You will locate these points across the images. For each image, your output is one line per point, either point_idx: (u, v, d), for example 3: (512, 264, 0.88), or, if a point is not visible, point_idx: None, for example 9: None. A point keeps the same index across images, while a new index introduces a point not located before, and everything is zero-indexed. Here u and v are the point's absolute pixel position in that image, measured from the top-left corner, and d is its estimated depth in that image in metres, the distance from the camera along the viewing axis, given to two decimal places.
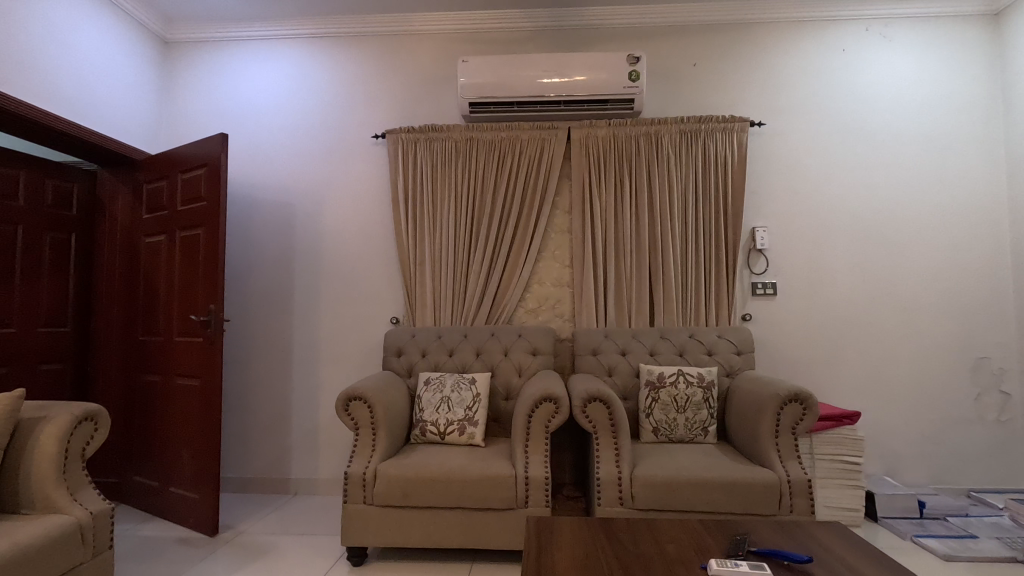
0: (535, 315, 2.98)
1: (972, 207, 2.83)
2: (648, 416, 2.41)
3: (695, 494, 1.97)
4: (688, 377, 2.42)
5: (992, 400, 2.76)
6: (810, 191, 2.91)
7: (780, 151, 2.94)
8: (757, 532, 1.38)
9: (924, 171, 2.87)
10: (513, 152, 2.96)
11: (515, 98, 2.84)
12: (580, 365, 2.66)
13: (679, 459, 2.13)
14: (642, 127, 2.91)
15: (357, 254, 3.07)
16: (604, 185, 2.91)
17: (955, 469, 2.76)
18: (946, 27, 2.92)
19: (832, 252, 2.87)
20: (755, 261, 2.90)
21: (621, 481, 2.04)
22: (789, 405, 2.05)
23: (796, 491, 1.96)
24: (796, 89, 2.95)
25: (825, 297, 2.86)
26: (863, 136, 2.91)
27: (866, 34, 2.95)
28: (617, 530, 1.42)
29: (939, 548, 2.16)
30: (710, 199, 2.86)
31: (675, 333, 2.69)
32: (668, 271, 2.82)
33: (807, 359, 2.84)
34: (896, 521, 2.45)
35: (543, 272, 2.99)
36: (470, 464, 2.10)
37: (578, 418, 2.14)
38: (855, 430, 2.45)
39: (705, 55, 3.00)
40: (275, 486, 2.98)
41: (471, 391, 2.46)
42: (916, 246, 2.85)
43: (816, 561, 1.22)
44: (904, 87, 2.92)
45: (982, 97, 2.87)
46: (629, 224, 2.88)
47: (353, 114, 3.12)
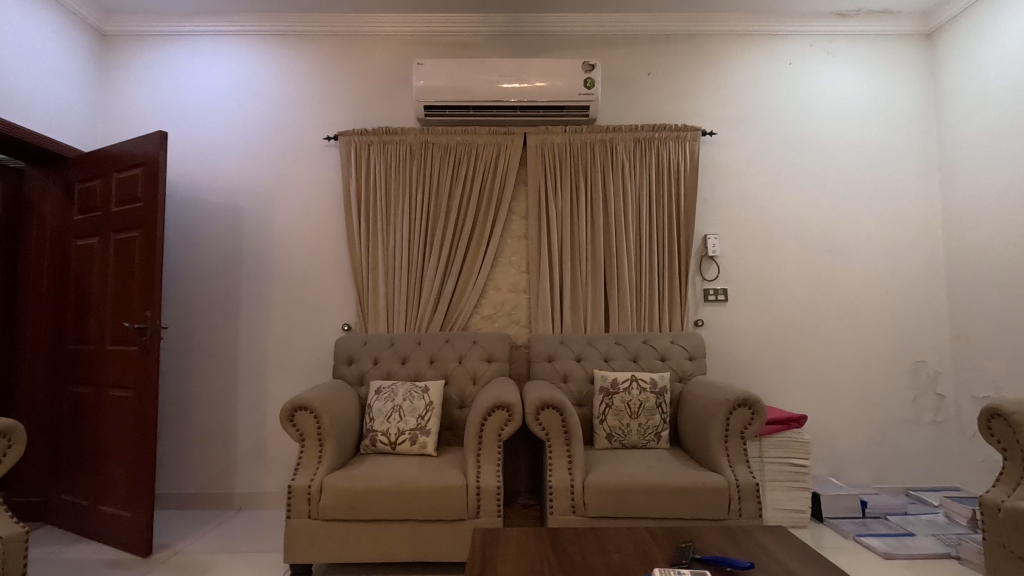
0: (490, 322, 2.94)
1: (910, 216, 2.96)
2: (602, 423, 2.41)
3: (647, 501, 1.97)
4: (640, 382, 2.44)
5: (928, 401, 2.88)
6: (759, 200, 2.99)
7: (730, 161, 3.00)
8: (702, 538, 1.38)
9: (865, 181, 2.99)
10: (469, 156, 2.93)
11: (472, 102, 2.82)
12: (535, 371, 2.64)
13: (632, 465, 2.13)
14: (598, 134, 2.93)
15: (308, 258, 2.97)
16: (560, 191, 2.91)
17: (896, 469, 2.86)
18: (884, 44, 3.06)
19: (780, 259, 2.95)
20: (707, 268, 2.96)
21: (574, 489, 2.02)
22: (738, 410, 2.08)
23: (744, 495, 1.98)
24: (745, 100, 3.03)
25: (774, 302, 2.93)
26: (808, 147, 3.01)
27: (810, 48, 3.06)
28: (565, 540, 1.39)
29: (880, 546, 2.23)
30: (664, 206, 2.90)
31: (629, 339, 2.71)
32: (623, 276, 2.84)
33: (757, 363, 2.91)
34: (840, 521, 2.51)
35: (499, 278, 2.97)
36: (420, 474, 2.05)
37: (530, 426, 2.12)
38: (801, 433, 2.51)
39: (659, 64, 3.05)
40: (218, 501, 2.84)
41: (423, 399, 2.41)
42: (858, 254, 2.95)
43: (757, 566, 1.23)
44: (846, 101, 3.03)
45: (917, 113, 3.02)
46: (585, 230, 2.89)
47: (304, 114, 3.04)
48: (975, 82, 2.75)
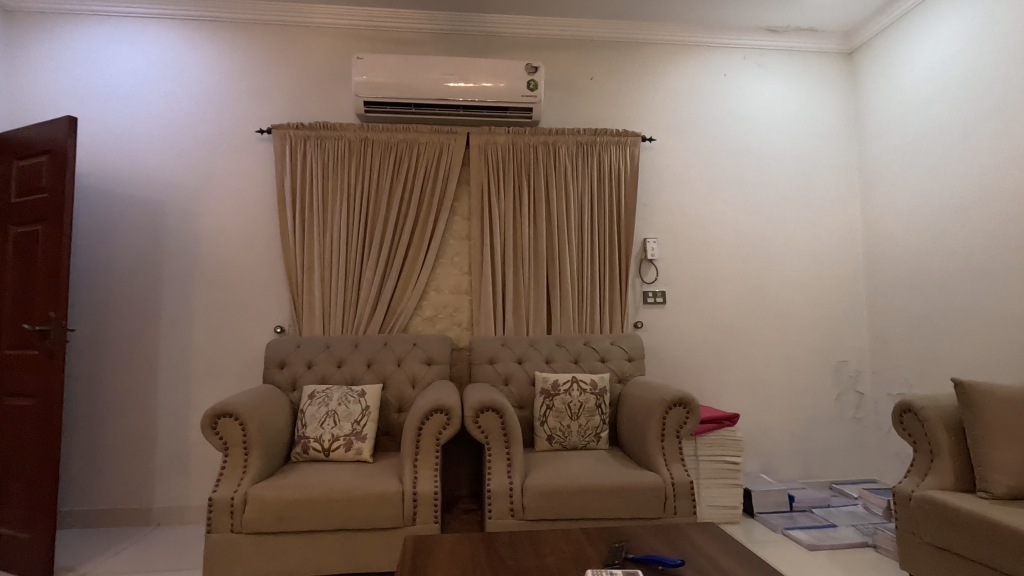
0: (431, 324, 2.89)
1: (833, 224, 3.13)
2: (542, 424, 2.40)
3: (586, 502, 1.97)
4: (581, 384, 2.45)
5: (850, 398, 3.05)
6: (696, 206, 3.08)
7: (668, 166, 3.08)
8: (637, 537, 1.38)
9: (794, 190, 3.13)
10: (411, 155, 2.87)
11: (414, 99, 2.77)
12: (476, 374, 2.61)
13: (571, 466, 2.13)
14: (541, 136, 2.93)
15: (238, 257, 2.82)
16: (503, 192, 2.89)
17: (820, 464, 3.00)
18: (811, 60, 3.22)
19: (715, 263, 3.05)
20: (646, 271, 3.01)
21: (513, 492, 2.00)
22: (674, 409, 2.12)
23: (680, 493, 2.02)
24: (683, 108, 3.12)
25: (709, 305, 3.02)
26: (742, 156, 3.13)
27: (744, 61, 3.18)
28: (499, 545, 1.36)
29: (805, 538, 2.32)
30: (605, 209, 2.94)
31: (570, 341, 2.72)
32: (565, 278, 2.85)
33: (694, 364, 2.99)
34: (770, 515, 2.61)
35: (441, 279, 2.92)
36: (354, 482, 1.97)
37: (470, 429, 2.08)
38: (734, 431, 2.59)
39: (601, 70, 3.09)
40: (133, 518, 2.63)
41: (360, 404, 2.32)
42: (787, 259, 3.09)
43: (688, 564, 1.24)
44: (776, 112, 3.17)
45: (840, 127, 3.20)
46: (527, 232, 2.88)
47: (235, 105, 2.89)
48: (890, 99, 2.95)
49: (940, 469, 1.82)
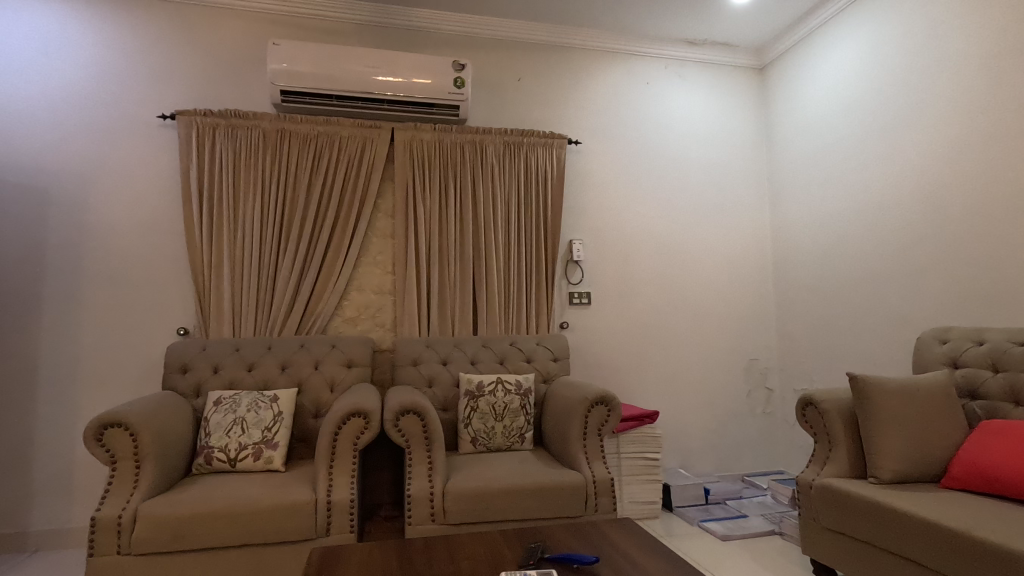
0: (353, 325, 2.77)
1: (745, 229, 3.31)
2: (466, 426, 2.36)
3: (509, 504, 1.95)
4: (506, 384, 2.42)
5: (760, 395, 3.22)
6: (620, 209, 3.15)
7: (594, 170, 3.14)
8: (554, 537, 1.37)
9: (711, 196, 3.28)
10: (331, 148, 2.74)
11: (335, 91, 2.65)
12: (399, 376, 2.53)
13: (494, 468, 2.10)
14: (468, 135, 2.90)
15: (135, 253, 2.59)
16: (428, 190, 2.83)
17: (734, 458, 3.15)
18: (726, 73, 3.39)
19: (637, 265, 3.13)
20: (572, 272, 3.05)
21: (433, 496, 1.94)
22: (596, 407, 2.14)
23: (600, 490, 2.04)
24: (608, 113, 3.19)
25: (632, 305, 3.10)
26: (663, 162, 3.24)
27: (664, 71, 3.30)
28: (413, 552, 1.31)
29: (719, 530, 2.42)
30: (532, 210, 2.95)
31: (496, 341, 2.70)
32: (491, 278, 2.83)
33: (617, 364, 3.05)
34: (687, 509, 2.70)
35: (363, 279, 2.81)
36: (262, 493, 1.84)
37: (390, 433, 2.01)
38: (653, 428, 2.66)
39: (528, 71, 3.11)
40: (4, 544, 2.34)
41: (271, 410, 2.18)
42: (704, 262, 3.23)
43: (602, 561, 1.24)
44: (695, 121, 3.31)
45: (751, 137, 3.38)
46: (453, 232, 2.84)
47: (134, 88, 2.65)
48: (796, 113, 3.15)
49: (837, 458, 1.94)
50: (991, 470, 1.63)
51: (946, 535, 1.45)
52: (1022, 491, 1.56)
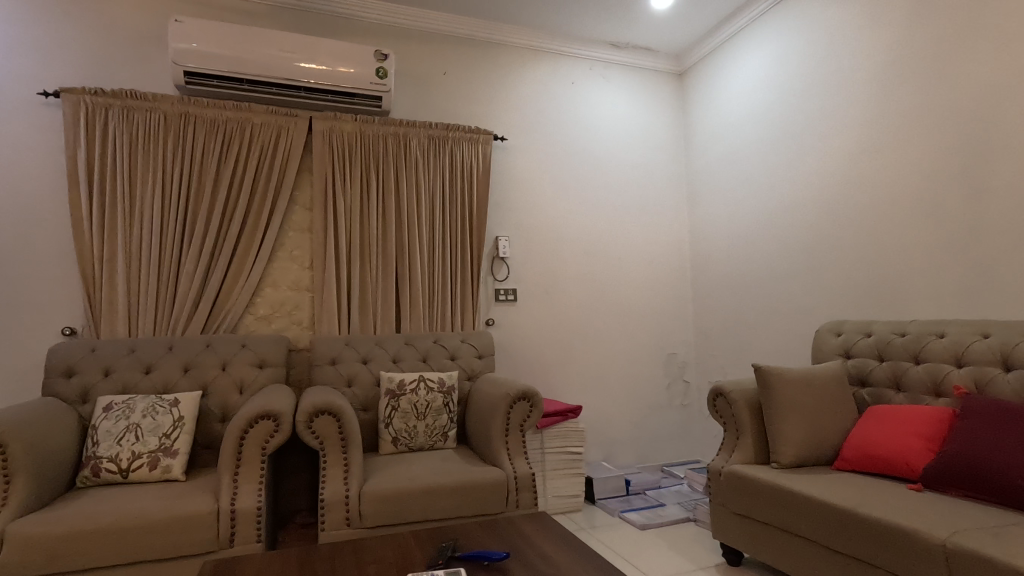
0: (266, 323, 2.63)
1: (665, 228, 3.43)
2: (387, 426, 2.29)
3: (428, 503, 1.90)
4: (428, 382, 2.38)
5: (678, 387, 3.35)
6: (546, 206, 3.18)
7: (519, 167, 3.14)
8: (466, 535, 1.34)
9: (633, 195, 3.37)
10: (243, 136, 2.58)
11: (246, 75, 2.50)
12: (316, 376, 2.42)
13: (414, 468, 2.05)
14: (391, 127, 2.82)
15: (11, 246, 2.32)
16: (349, 182, 2.73)
17: (654, 449, 3.26)
18: (647, 77, 3.50)
19: (563, 262, 3.17)
20: (498, 269, 3.04)
21: (349, 499, 1.86)
22: (518, 403, 2.14)
23: (522, 486, 2.04)
24: (534, 110, 3.21)
25: (557, 302, 3.13)
26: (587, 161, 3.29)
27: (589, 71, 3.36)
28: (317, 559, 1.24)
29: (638, 519, 2.49)
30: (457, 206, 2.91)
31: (420, 339, 2.64)
32: (415, 275, 2.77)
33: (542, 360, 3.08)
34: (609, 500, 2.76)
35: (278, 275, 2.66)
36: (157, 504, 1.70)
37: (302, 434, 1.91)
38: (576, 422, 2.71)
39: (454, 65, 3.07)
40: None
41: (170, 415, 2.02)
42: (627, 259, 3.31)
43: (513, 556, 1.23)
44: (618, 122, 3.39)
45: (671, 140, 3.51)
46: (375, 226, 2.75)
47: (9, 61, 2.37)
48: (711, 118, 3.30)
49: (744, 445, 2.04)
50: (876, 451, 1.77)
51: (836, 514, 1.56)
52: (902, 469, 1.70)
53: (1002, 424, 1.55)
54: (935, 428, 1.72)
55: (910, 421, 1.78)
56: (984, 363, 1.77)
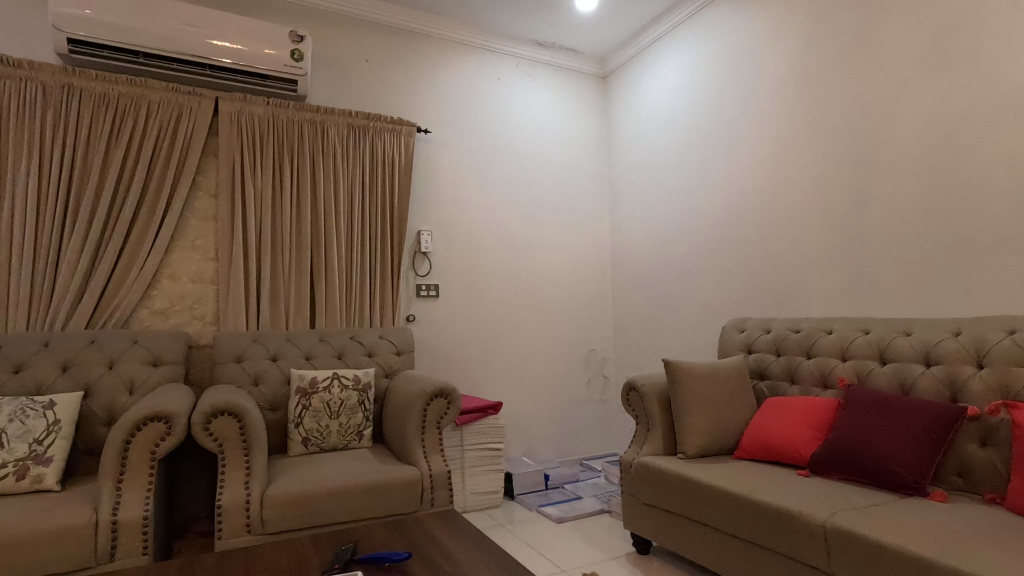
0: (163, 318, 2.43)
1: (588, 228, 3.50)
2: (297, 426, 2.18)
3: (338, 506, 1.82)
4: (342, 379, 2.28)
5: (598, 382, 3.44)
6: (470, 202, 3.15)
7: (443, 161, 3.10)
8: (369, 537, 1.30)
9: (557, 194, 3.41)
10: (137, 114, 2.37)
11: (142, 47, 2.30)
12: (219, 374, 2.27)
13: (324, 469, 1.96)
14: (306, 113, 2.69)
15: None
16: (260, 169, 2.58)
17: (574, 443, 3.32)
18: (572, 77, 3.55)
19: (486, 258, 3.16)
20: (420, 264, 2.99)
21: (250, 504, 1.75)
22: (435, 400, 2.11)
23: (437, 484, 2.00)
24: (459, 104, 3.17)
25: (480, 298, 3.12)
26: (512, 158, 3.29)
27: (515, 68, 3.36)
28: (202, 571, 1.15)
29: (554, 513, 2.53)
30: (377, 198, 2.83)
31: (335, 335, 2.54)
32: (331, 268, 2.66)
33: (464, 356, 3.05)
34: (527, 495, 2.78)
35: (177, 266, 2.47)
36: (22, 518, 1.52)
37: (198, 436, 1.78)
38: (496, 419, 2.71)
39: (377, 53, 2.98)
40: None
41: (44, 418, 1.82)
42: (551, 257, 3.35)
43: (415, 556, 1.20)
44: (542, 121, 3.41)
45: (594, 140, 3.58)
46: (288, 216, 2.61)
47: None
48: (632, 121, 3.40)
49: (654, 438, 2.11)
50: (772, 441, 1.88)
51: (734, 501, 1.64)
52: (793, 456, 1.82)
53: (878, 413, 1.68)
54: (822, 418, 1.86)
55: (802, 412, 1.91)
56: (865, 357, 1.92)
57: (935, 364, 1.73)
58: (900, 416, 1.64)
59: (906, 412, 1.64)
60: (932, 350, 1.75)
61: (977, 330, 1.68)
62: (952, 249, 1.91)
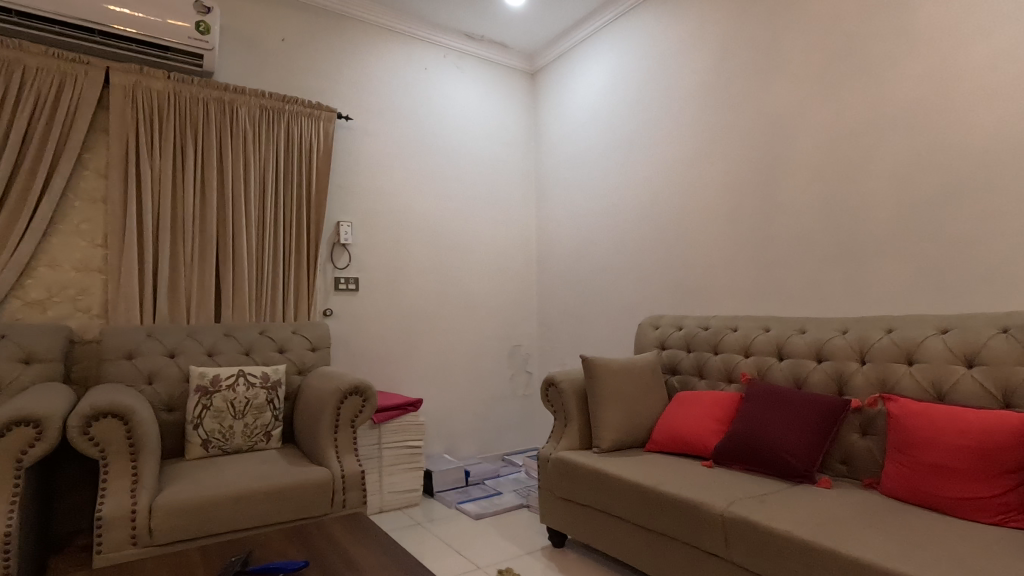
0: (40, 310, 2.19)
1: (514, 224, 3.50)
2: (196, 428, 2.03)
3: (238, 512, 1.71)
4: (248, 377, 2.15)
5: (521, 378, 3.46)
6: (393, 194, 3.06)
7: (366, 150, 2.98)
8: (265, 546, 1.22)
9: (484, 189, 3.39)
10: (9, 80, 2.12)
11: (16, 5, 2.06)
12: (105, 372, 2.06)
13: (225, 473, 1.83)
14: (213, 91, 2.50)
15: None
16: (158, 149, 2.37)
17: (497, 439, 3.32)
18: (501, 73, 3.53)
19: (409, 252, 3.08)
20: (339, 256, 2.86)
21: (136, 514, 1.61)
22: (349, 398, 2.03)
23: (350, 485, 1.93)
24: (384, 93, 3.06)
25: (402, 293, 3.04)
26: (438, 150, 3.23)
27: (442, 59, 3.30)
28: None
29: (474, 510, 2.51)
30: (292, 185, 2.68)
31: (242, 330, 2.38)
32: (240, 258, 2.49)
33: (384, 352, 2.97)
34: (447, 493, 2.75)
35: (58, 251, 2.23)
36: None
37: (77, 443, 1.61)
38: (417, 416, 2.65)
39: (294, 33, 2.82)
40: None
41: None
42: (476, 252, 3.33)
43: (313, 564, 1.14)
44: (470, 115, 3.37)
45: (521, 137, 3.58)
46: (191, 201, 2.42)
47: None
48: (559, 120, 3.43)
49: (571, 433, 2.14)
50: (681, 434, 1.95)
51: (642, 493, 1.69)
52: (699, 449, 1.90)
53: (775, 408, 1.79)
54: (726, 412, 1.96)
55: (708, 406, 1.99)
56: (765, 354, 2.04)
57: (825, 360, 1.87)
58: (794, 409, 1.75)
59: (799, 405, 1.76)
60: (823, 347, 1.88)
61: (861, 329, 1.82)
62: (844, 254, 2.06)
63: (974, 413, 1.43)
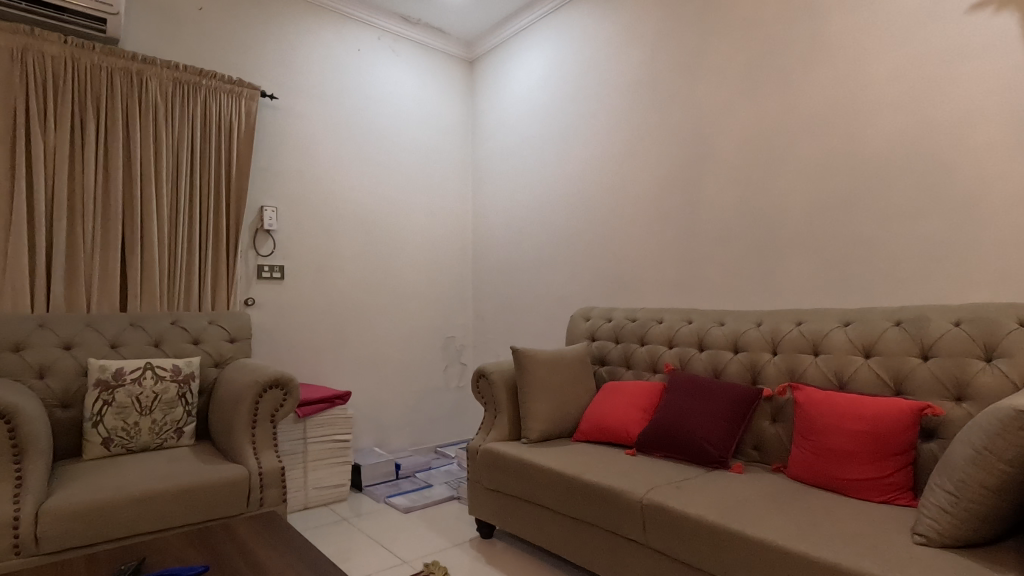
0: None
1: (449, 214, 3.45)
2: (96, 425, 1.87)
3: (141, 514, 1.59)
4: (157, 371, 2.00)
5: (455, 369, 3.43)
6: (322, 179, 2.93)
7: (292, 132, 2.84)
8: (163, 552, 1.14)
9: (419, 178, 3.31)
10: None
11: None
12: None
13: (127, 473, 1.71)
14: (118, 58, 2.29)
15: None
16: (52, 121, 2.15)
17: (429, 431, 3.28)
18: (438, 59, 3.46)
19: (339, 239, 2.97)
20: (262, 243, 2.72)
21: (20, 520, 1.45)
22: (269, 391, 1.93)
23: (268, 482, 1.84)
24: (313, 73, 2.92)
25: (331, 282, 2.94)
26: (370, 135, 3.12)
27: (377, 41, 3.19)
28: None
29: (403, 503, 2.47)
30: (210, 166, 2.51)
31: (151, 320, 2.22)
32: (150, 242, 2.31)
33: (311, 343, 2.86)
34: (377, 487, 2.69)
35: None
36: None
37: None
38: (345, 409, 2.57)
39: (213, 3, 2.64)
40: None
41: None
42: (410, 241, 3.26)
43: (215, 568, 1.08)
44: (405, 101, 3.28)
45: (458, 126, 3.53)
46: (92, 178, 2.22)
47: None
48: (496, 110, 3.40)
49: (500, 424, 2.14)
50: (606, 424, 1.99)
51: (567, 482, 1.71)
52: (623, 438, 1.95)
53: (695, 398, 1.85)
54: (649, 401, 2.01)
55: (633, 396, 2.04)
56: (687, 345, 2.11)
57: (741, 351, 1.95)
58: (712, 399, 1.83)
59: (716, 395, 1.83)
60: (739, 339, 1.97)
61: (774, 321, 1.92)
62: (761, 251, 2.16)
63: (869, 400, 1.54)
